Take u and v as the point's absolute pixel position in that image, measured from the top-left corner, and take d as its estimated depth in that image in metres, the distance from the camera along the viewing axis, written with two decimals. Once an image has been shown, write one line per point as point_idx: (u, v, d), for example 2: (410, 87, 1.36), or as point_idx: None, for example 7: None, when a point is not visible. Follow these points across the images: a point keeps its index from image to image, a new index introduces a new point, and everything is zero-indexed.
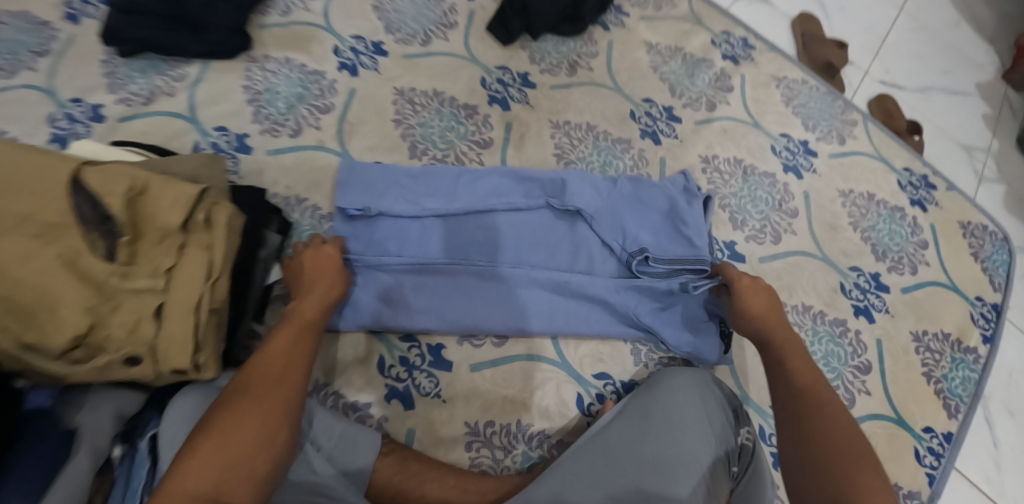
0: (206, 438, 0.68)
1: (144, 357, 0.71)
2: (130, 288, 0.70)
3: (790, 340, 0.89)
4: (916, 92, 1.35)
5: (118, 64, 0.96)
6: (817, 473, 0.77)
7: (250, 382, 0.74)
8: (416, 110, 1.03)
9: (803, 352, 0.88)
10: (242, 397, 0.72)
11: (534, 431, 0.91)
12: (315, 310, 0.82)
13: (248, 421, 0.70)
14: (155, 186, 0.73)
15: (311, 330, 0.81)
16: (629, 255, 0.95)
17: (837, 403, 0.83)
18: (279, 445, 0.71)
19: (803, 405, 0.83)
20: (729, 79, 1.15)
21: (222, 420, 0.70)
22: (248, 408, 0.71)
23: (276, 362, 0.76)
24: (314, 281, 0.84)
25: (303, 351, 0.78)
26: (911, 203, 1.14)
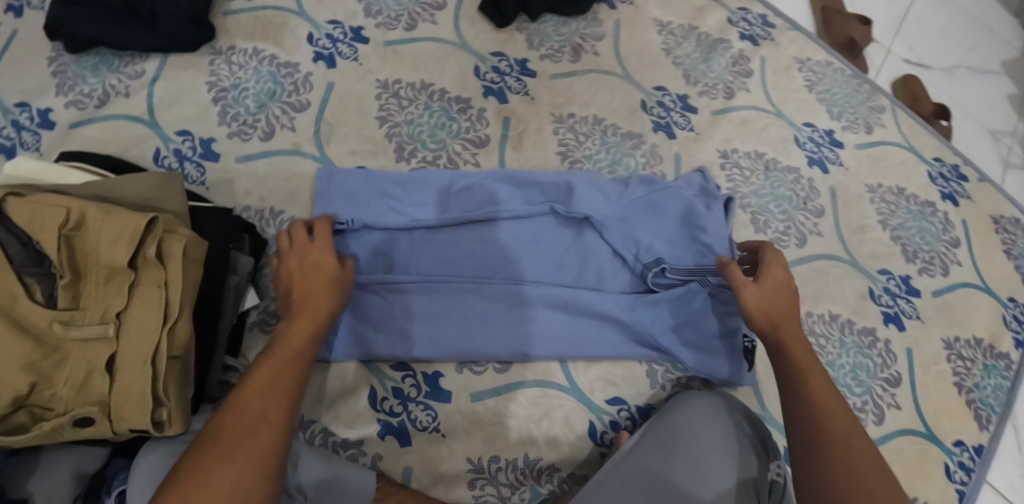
0: (171, 497, 0.57)
1: (97, 418, 0.61)
2: (75, 338, 0.61)
3: (809, 362, 0.77)
4: (942, 71, 1.27)
5: (68, 62, 0.86)
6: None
7: (222, 429, 0.62)
8: (402, 106, 0.92)
9: (824, 377, 0.76)
10: (211, 450, 0.60)
11: (543, 465, 0.83)
12: (304, 337, 0.70)
13: (220, 475, 0.59)
14: (93, 218, 0.63)
15: (297, 362, 0.68)
16: (643, 266, 0.85)
17: (863, 440, 0.71)
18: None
19: (821, 444, 0.71)
20: (747, 63, 1.06)
21: (185, 479, 0.58)
22: (217, 464, 0.59)
23: (254, 404, 0.63)
24: (303, 300, 0.73)
25: (289, 388, 0.66)
26: (943, 197, 1.06)
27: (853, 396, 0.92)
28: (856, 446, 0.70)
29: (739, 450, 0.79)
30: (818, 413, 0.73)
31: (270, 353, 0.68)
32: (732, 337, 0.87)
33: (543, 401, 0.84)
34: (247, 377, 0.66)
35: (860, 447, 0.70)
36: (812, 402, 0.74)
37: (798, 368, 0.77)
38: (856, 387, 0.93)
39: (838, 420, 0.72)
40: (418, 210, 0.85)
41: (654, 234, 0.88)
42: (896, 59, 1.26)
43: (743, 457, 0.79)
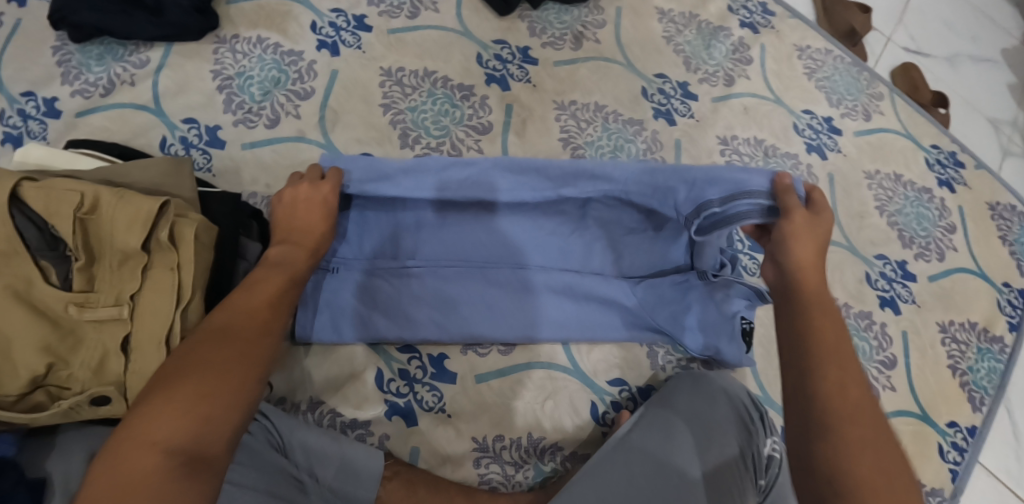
0: (186, 384, 0.59)
1: (113, 396, 0.63)
2: (91, 320, 0.63)
3: (817, 297, 0.70)
4: (944, 60, 1.29)
5: (72, 51, 0.87)
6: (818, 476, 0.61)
7: (231, 326, 0.64)
8: (406, 93, 0.93)
9: (832, 315, 0.69)
10: (223, 342, 0.63)
11: (546, 444, 0.84)
12: (305, 262, 0.75)
13: (232, 368, 0.61)
14: (107, 203, 0.64)
15: (294, 283, 0.72)
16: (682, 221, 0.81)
17: (854, 382, 0.65)
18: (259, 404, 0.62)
19: (809, 375, 0.65)
20: (747, 50, 1.07)
21: (202, 364, 0.61)
22: (232, 354, 0.62)
23: (260, 310, 0.67)
24: (306, 229, 0.77)
25: (288, 304, 0.70)
26: (939, 184, 1.07)
27: None
28: (847, 385, 0.65)
29: (722, 409, 0.82)
30: (812, 348, 0.67)
31: (271, 270, 0.72)
32: (732, 321, 0.86)
33: (547, 383, 0.86)
34: (248, 287, 0.69)
35: (849, 385, 0.65)
36: (807, 330, 0.68)
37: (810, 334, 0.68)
38: None
39: (833, 355, 0.66)
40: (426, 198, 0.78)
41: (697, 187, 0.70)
42: (896, 47, 1.27)
43: (728, 418, 0.81)
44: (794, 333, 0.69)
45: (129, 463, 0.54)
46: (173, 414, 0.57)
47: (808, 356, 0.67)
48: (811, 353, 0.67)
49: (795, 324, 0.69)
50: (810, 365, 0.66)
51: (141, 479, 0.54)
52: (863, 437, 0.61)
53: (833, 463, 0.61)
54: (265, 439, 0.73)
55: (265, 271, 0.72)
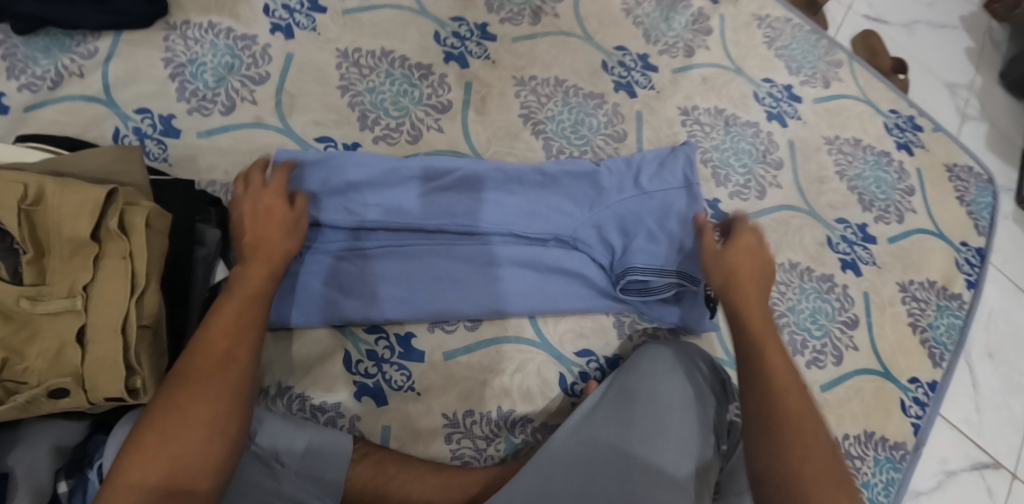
0: (151, 429, 0.61)
1: (71, 388, 0.62)
2: (45, 312, 0.62)
3: (773, 352, 0.73)
4: (902, 27, 1.30)
5: (17, 44, 0.84)
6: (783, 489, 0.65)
7: (193, 361, 0.65)
8: (363, 75, 0.92)
9: (785, 367, 0.72)
10: (186, 380, 0.64)
11: (516, 417, 0.85)
12: (263, 279, 0.74)
13: (198, 406, 0.63)
14: (52, 193, 0.64)
15: (257, 303, 0.72)
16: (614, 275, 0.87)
17: (816, 431, 0.68)
18: (235, 432, 0.64)
19: (775, 431, 0.68)
20: (707, 21, 1.08)
21: (168, 405, 0.62)
22: (195, 392, 0.64)
23: (221, 340, 0.67)
24: (258, 242, 0.76)
25: (251, 327, 0.70)
26: (897, 147, 1.09)
27: (812, 339, 0.96)
28: (808, 435, 0.67)
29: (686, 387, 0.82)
30: (774, 401, 0.69)
31: (229, 293, 0.72)
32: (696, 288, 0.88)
33: (514, 356, 0.87)
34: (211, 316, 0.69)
35: (811, 432, 0.67)
36: (765, 388, 0.70)
37: (764, 359, 0.72)
38: (815, 330, 0.96)
39: (791, 395, 0.69)
40: (378, 220, 0.85)
41: (629, 246, 0.86)
42: (855, 15, 1.29)
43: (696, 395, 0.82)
44: (755, 392, 0.71)
45: None
46: (143, 458, 0.60)
47: (773, 410, 0.69)
48: (776, 411, 0.69)
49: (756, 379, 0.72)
50: (765, 405, 0.69)
51: None
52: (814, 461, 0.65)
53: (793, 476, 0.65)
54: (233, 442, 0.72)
55: (224, 295, 0.72)
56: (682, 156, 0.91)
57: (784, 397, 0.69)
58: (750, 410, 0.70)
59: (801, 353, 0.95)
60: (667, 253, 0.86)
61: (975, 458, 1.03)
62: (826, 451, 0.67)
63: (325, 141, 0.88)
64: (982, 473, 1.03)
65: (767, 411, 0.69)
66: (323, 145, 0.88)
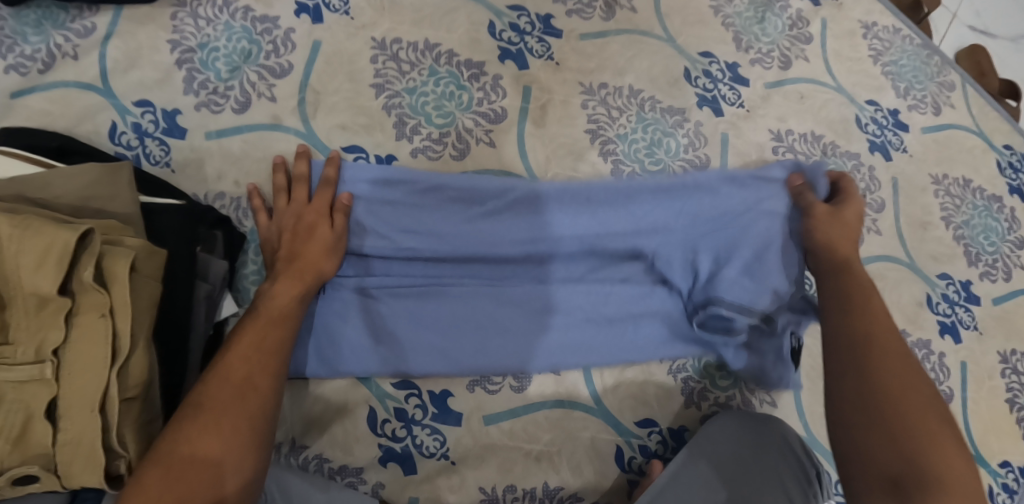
0: (157, 466, 0.52)
1: (40, 475, 0.49)
2: (7, 382, 0.49)
3: (872, 302, 0.70)
4: (1010, 41, 1.15)
5: (4, 16, 0.68)
6: (879, 419, 0.63)
7: (206, 396, 0.56)
8: (403, 71, 0.76)
9: (883, 316, 0.69)
10: (196, 417, 0.55)
11: (564, 495, 0.72)
12: (292, 298, 0.64)
13: (209, 444, 0.54)
14: (9, 234, 0.49)
15: (286, 324, 0.63)
16: (693, 306, 0.74)
17: (909, 372, 0.66)
18: (249, 473, 0.55)
19: (866, 371, 0.66)
20: (807, 26, 0.91)
21: (171, 444, 0.53)
22: (206, 431, 0.54)
23: (239, 371, 0.58)
24: (294, 255, 0.66)
25: (275, 356, 0.60)
26: (1009, 191, 0.94)
27: None
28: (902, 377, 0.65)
29: (780, 463, 0.70)
30: (863, 345, 0.68)
31: (252, 315, 0.62)
32: (780, 337, 0.74)
33: (565, 424, 0.73)
34: (230, 341, 0.60)
35: (906, 375, 0.65)
36: (857, 334, 0.68)
37: (863, 302, 0.70)
38: None
39: (886, 339, 0.68)
40: (419, 247, 0.70)
41: (717, 275, 0.72)
42: (959, 26, 1.12)
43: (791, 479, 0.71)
44: (851, 335, 0.69)
45: None
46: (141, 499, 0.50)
47: (866, 348, 0.67)
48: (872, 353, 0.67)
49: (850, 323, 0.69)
50: (861, 340, 0.68)
51: None
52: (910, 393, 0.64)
53: (891, 401, 0.64)
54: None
55: (246, 318, 0.62)
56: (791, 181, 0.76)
57: (877, 341, 0.67)
58: (842, 348, 0.69)
59: None
60: (760, 294, 0.72)
61: None
62: (921, 385, 0.65)
63: (354, 151, 0.73)
64: None
65: (858, 354, 0.67)
66: (352, 156, 0.73)
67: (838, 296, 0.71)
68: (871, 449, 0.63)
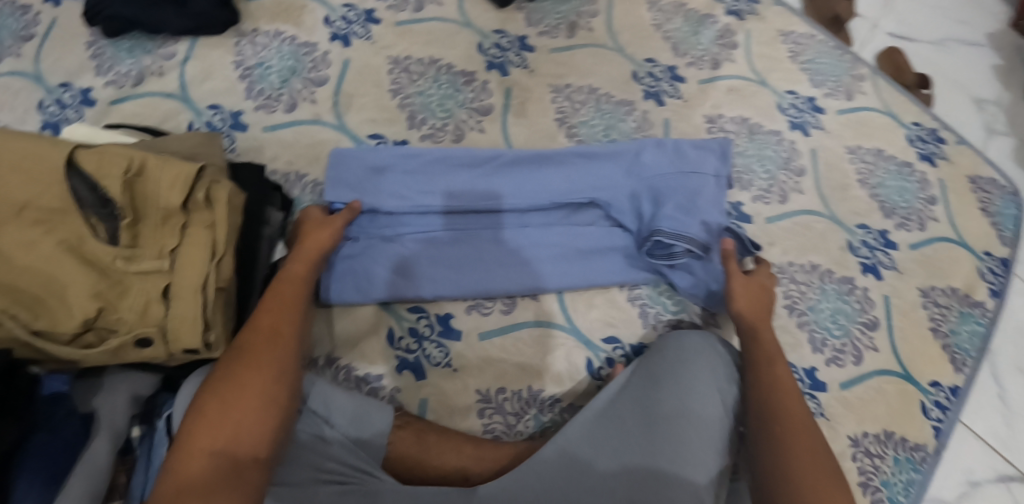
0: (212, 398, 0.68)
1: (155, 339, 0.68)
2: (136, 272, 0.68)
3: (771, 358, 0.85)
4: (931, 43, 1.36)
5: (104, 45, 0.95)
6: (767, 427, 0.79)
7: (245, 345, 0.72)
8: (413, 79, 1.00)
9: (786, 371, 0.83)
10: (239, 360, 0.71)
11: (545, 396, 0.90)
12: (307, 264, 0.82)
13: (252, 379, 0.70)
14: (153, 165, 0.70)
15: (299, 283, 0.80)
16: (642, 238, 0.93)
17: (807, 422, 0.79)
18: (285, 405, 0.70)
19: (774, 424, 0.79)
20: (733, 36, 1.14)
21: (221, 383, 0.69)
22: (248, 369, 0.70)
23: (265, 324, 0.74)
24: (306, 239, 0.84)
25: (293, 311, 0.77)
26: (920, 158, 1.13)
27: (832, 338, 0.99)
28: (802, 429, 0.78)
29: (705, 367, 0.84)
30: (769, 399, 0.81)
31: (286, 283, 0.79)
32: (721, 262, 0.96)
33: (544, 340, 0.92)
34: (263, 307, 0.76)
35: (792, 398, 0.81)
36: (765, 390, 0.82)
37: (759, 339, 0.87)
38: (835, 329, 1.00)
39: (778, 362, 0.84)
40: (424, 203, 0.91)
41: (658, 214, 0.92)
42: (881, 33, 1.34)
43: (721, 378, 0.85)
44: (760, 393, 0.82)
45: (183, 467, 0.64)
46: (209, 427, 0.66)
47: (760, 370, 0.84)
48: (777, 410, 0.80)
49: (760, 383, 0.83)
50: (758, 359, 0.85)
51: (198, 476, 0.63)
52: (795, 408, 0.80)
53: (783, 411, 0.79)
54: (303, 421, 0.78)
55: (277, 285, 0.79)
56: (714, 147, 0.97)
57: (785, 394, 0.80)
58: (756, 406, 0.81)
59: (821, 351, 0.98)
60: (693, 227, 0.91)
61: (1001, 469, 1.07)
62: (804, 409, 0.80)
63: (377, 138, 0.96)
64: (1009, 486, 1.06)
65: (757, 372, 0.84)
66: (375, 141, 0.96)
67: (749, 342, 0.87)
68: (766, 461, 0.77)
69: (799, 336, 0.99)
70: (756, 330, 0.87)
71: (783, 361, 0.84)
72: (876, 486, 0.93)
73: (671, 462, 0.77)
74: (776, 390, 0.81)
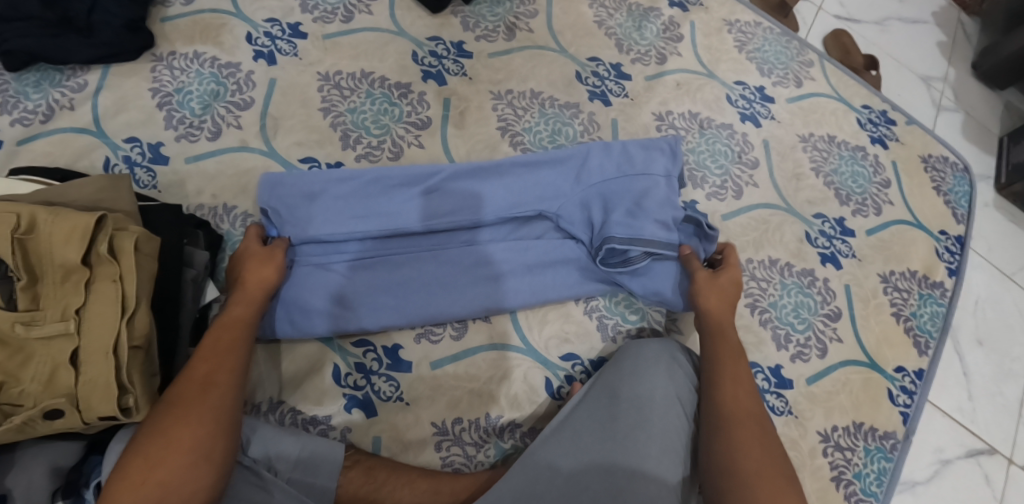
0: (138, 457, 0.63)
1: (66, 408, 0.63)
2: (38, 337, 0.63)
3: (730, 365, 0.81)
4: (875, 23, 1.35)
5: (8, 80, 0.88)
6: (717, 426, 0.76)
7: (174, 397, 0.67)
8: (345, 96, 0.95)
9: (746, 382, 0.80)
10: (167, 413, 0.66)
11: (504, 423, 0.86)
12: (248, 307, 0.77)
13: (182, 432, 0.65)
14: (44, 221, 0.66)
15: (239, 327, 0.75)
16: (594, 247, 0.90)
17: (764, 435, 0.75)
18: (220, 459, 0.66)
19: (725, 434, 0.75)
20: (678, 28, 1.11)
21: (147, 440, 0.64)
22: (177, 425, 0.65)
23: (198, 374, 0.69)
24: (243, 278, 0.79)
25: (231, 357, 0.72)
26: (872, 141, 1.11)
27: (796, 333, 0.97)
28: (758, 442, 0.74)
29: (666, 376, 0.82)
30: (725, 410, 0.77)
31: (226, 329, 0.74)
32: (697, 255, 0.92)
33: (499, 363, 0.88)
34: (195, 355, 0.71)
35: (741, 397, 0.78)
36: (722, 401, 0.78)
37: (720, 339, 0.84)
38: (797, 323, 0.97)
39: (732, 360, 0.82)
40: (364, 228, 0.86)
41: (608, 221, 0.88)
42: (826, 15, 1.32)
43: (682, 387, 0.82)
44: (709, 391, 0.79)
45: None
46: (133, 489, 0.61)
47: (714, 370, 0.81)
48: (729, 419, 0.76)
49: (713, 394, 0.79)
50: (711, 356, 0.82)
51: None
52: (746, 406, 0.77)
53: (733, 409, 0.77)
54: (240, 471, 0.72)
55: (217, 331, 0.74)
56: (661, 144, 0.95)
57: (738, 406, 0.77)
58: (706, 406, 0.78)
59: (786, 348, 0.96)
60: (648, 229, 0.88)
61: (970, 445, 1.07)
62: (755, 407, 0.78)
63: (309, 161, 0.91)
64: (979, 460, 1.06)
65: (710, 371, 0.81)
66: (307, 165, 0.90)
67: (709, 338, 0.84)
68: (715, 460, 0.74)
69: (761, 334, 0.96)
70: (717, 325, 0.85)
71: (746, 372, 0.81)
72: (848, 479, 0.92)
73: (631, 457, 0.75)
74: (728, 390, 0.79)
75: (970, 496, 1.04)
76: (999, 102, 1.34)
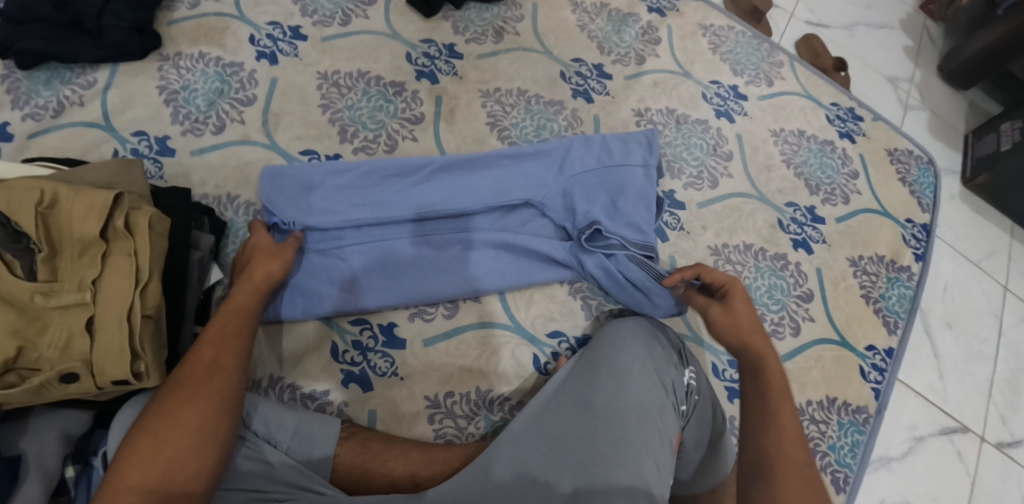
0: (145, 434, 0.67)
1: (81, 373, 0.68)
2: (55, 306, 0.68)
3: (778, 411, 0.79)
4: (844, 28, 1.42)
5: (20, 78, 0.93)
6: (763, 479, 0.75)
7: (183, 377, 0.71)
8: (342, 93, 1.01)
9: (793, 429, 0.78)
10: (175, 391, 0.70)
11: (494, 396, 0.91)
12: (250, 296, 0.80)
13: (188, 411, 0.69)
14: (65, 197, 0.71)
15: (242, 315, 0.78)
16: (579, 232, 0.95)
17: (809, 490, 0.74)
18: (224, 438, 0.70)
19: (768, 489, 0.73)
20: (656, 32, 1.18)
21: (154, 416, 0.68)
22: (183, 402, 0.69)
23: (206, 354, 0.73)
24: (252, 270, 0.82)
25: (238, 343, 0.75)
26: (840, 136, 1.18)
27: (770, 312, 1.02)
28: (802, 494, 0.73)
29: (643, 353, 0.86)
30: (771, 462, 0.75)
31: (234, 317, 0.78)
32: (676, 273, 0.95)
33: (488, 340, 0.93)
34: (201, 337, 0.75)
35: (788, 446, 0.76)
36: (772, 451, 0.76)
37: (763, 381, 0.82)
38: (771, 304, 1.03)
39: (780, 404, 0.80)
40: (358, 216, 0.91)
41: (590, 210, 0.94)
42: (798, 21, 1.39)
43: (659, 362, 0.86)
44: (755, 441, 0.78)
45: None
46: (140, 464, 0.65)
47: (763, 419, 0.79)
48: (773, 472, 0.75)
49: (759, 444, 0.77)
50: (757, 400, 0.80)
51: None
52: (793, 457, 0.76)
53: (779, 463, 0.75)
54: (243, 456, 0.77)
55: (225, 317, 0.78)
56: (642, 136, 1.00)
57: (783, 457, 0.75)
58: (750, 457, 0.77)
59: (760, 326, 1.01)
60: (631, 223, 0.94)
61: (942, 424, 1.12)
62: (804, 459, 0.76)
63: (309, 154, 0.97)
64: (951, 437, 1.11)
65: (761, 420, 0.79)
66: (307, 157, 0.96)
67: (749, 380, 0.83)
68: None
69: None
70: (761, 365, 0.83)
71: (793, 420, 0.79)
72: (822, 450, 0.97)
73: (609, 436, 0.79)
74: (773, 440, 0.77)
75: (942, 471, 1.09)
76: (963, 101, 1.41)
